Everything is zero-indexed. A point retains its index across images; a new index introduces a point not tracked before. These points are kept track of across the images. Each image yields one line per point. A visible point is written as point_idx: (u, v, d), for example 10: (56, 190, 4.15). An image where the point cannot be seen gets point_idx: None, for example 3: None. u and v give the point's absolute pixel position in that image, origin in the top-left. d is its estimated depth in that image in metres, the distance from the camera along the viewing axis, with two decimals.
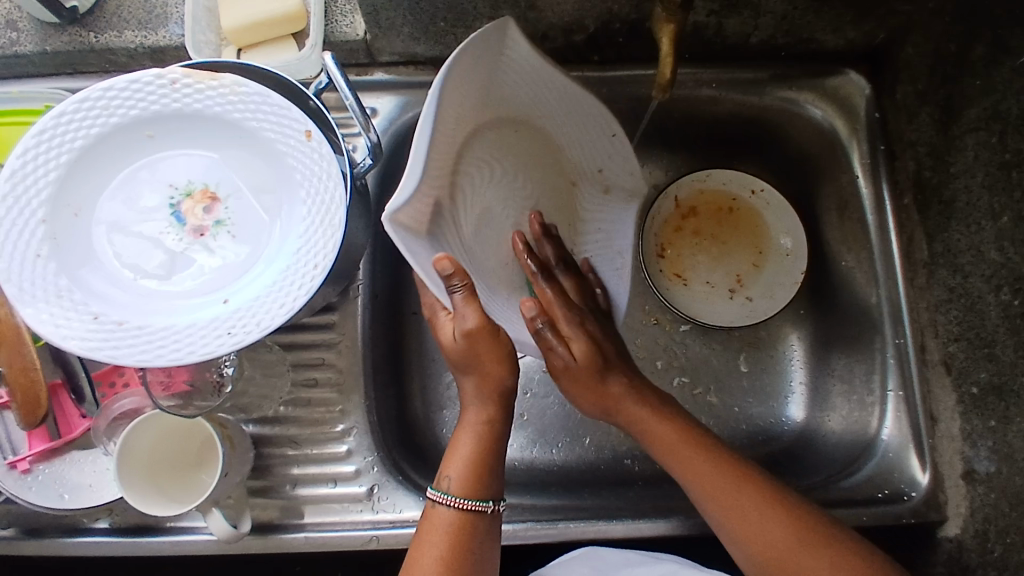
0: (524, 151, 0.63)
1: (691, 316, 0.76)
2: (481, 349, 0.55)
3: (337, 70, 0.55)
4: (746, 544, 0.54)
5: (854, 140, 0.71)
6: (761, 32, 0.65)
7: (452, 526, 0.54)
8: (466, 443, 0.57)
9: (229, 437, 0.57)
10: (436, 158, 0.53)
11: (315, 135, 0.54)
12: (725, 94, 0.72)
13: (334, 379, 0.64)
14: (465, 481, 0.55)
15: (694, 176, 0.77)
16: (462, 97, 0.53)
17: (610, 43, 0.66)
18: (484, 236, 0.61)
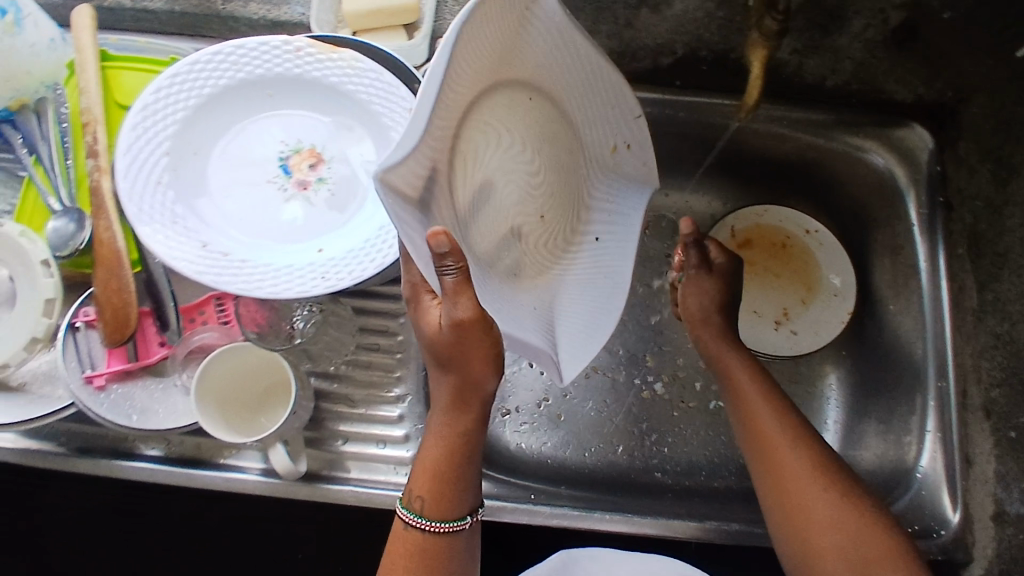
0: (541, 123, 0.59)
1: None
2: (470, 342, 0.53)
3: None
4: (768, 468, 0.62)
5: (913, 189, 0.73)
6: (837, 76, 0.70)
7: (426, 547, 0.57)
8: (437, 455, 0.57)
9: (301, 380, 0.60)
10: (442, 120, 0.50)
11: None
12: (793, 133, 0.75)
13: (395, 347, 0.67)
14: (437, 504, 0.57)
15: (753, 209, 0.81)
16: (478, 55, 0.50)
17: (693, 69, 0.70)
18: (479, 209, 0.57)
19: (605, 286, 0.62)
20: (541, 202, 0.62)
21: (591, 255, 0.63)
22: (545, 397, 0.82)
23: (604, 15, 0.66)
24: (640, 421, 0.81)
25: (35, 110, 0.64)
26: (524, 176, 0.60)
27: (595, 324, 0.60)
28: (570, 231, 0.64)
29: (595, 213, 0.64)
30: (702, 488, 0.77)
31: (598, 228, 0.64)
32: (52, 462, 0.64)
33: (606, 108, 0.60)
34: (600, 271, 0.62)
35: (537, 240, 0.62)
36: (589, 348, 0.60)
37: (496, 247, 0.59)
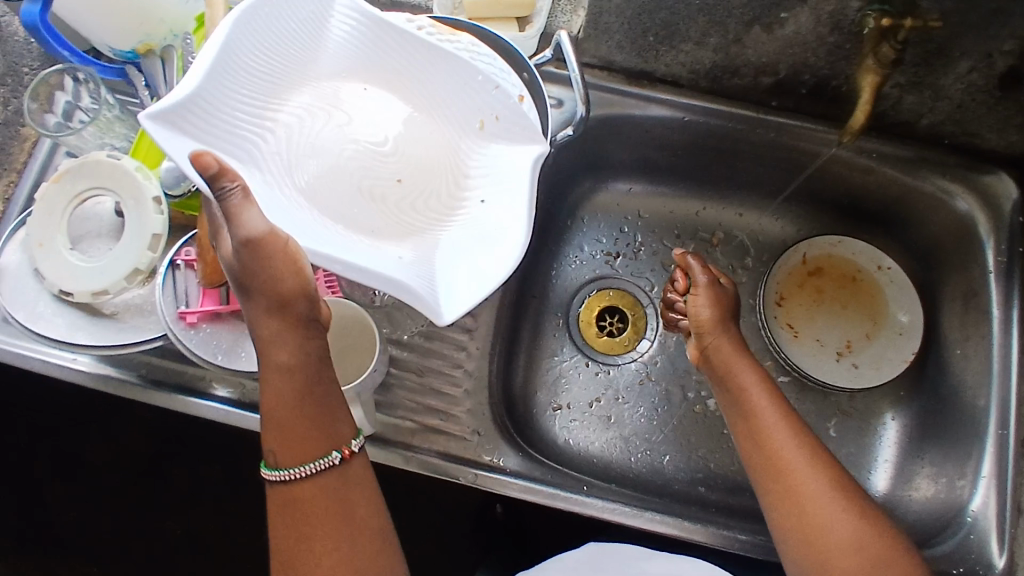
0: (383, 104, 0.54)
1: (797, 368, 0.81)
2: (267, 264, 0.47)
3: (572, 56, 0.62)
4: (783, 488, 0.58)
5: (992, 235, 0.73)
6: (933, 115, 0.71)
7: (294, 495, 0.53)
8: (276, 397, 0.52)
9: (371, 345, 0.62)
10: (245, 81, 0.47)
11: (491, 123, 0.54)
12: (881, 167, 0.76)
13: (468, 324, 0.70)
14: (289, 452, 0.52)
15: (827, 239, 0.83)
16: (268, 23, 0.48)
17: (791, 92, 0.74)
18: (315, 178, 0.51)
19: (497, 237, 0.49)
20: (397, 167, 0.53)
21: (474, 213, 0.52)
22: (597, 398, 0.83)
23: (715, 28, 0.68)
24: (689, 434, 0.81)
25: (161, 56, 0.67)
26: (368, 148, 0.53)
27: (487, 274, 0.48)
28: (449, 196, 0.53)
29: (479, 175, 0.54)
30: (745, 508, 0.77)
31: (482, 190, 0.53)
32: (125, 391, 0.65)
33: (457, 80, 0.53)
34: (495, 221, 0.51)
35: (400, 208, 0.52)
36: (472, 292, 0.47)
37: (341, 208, 0.51)
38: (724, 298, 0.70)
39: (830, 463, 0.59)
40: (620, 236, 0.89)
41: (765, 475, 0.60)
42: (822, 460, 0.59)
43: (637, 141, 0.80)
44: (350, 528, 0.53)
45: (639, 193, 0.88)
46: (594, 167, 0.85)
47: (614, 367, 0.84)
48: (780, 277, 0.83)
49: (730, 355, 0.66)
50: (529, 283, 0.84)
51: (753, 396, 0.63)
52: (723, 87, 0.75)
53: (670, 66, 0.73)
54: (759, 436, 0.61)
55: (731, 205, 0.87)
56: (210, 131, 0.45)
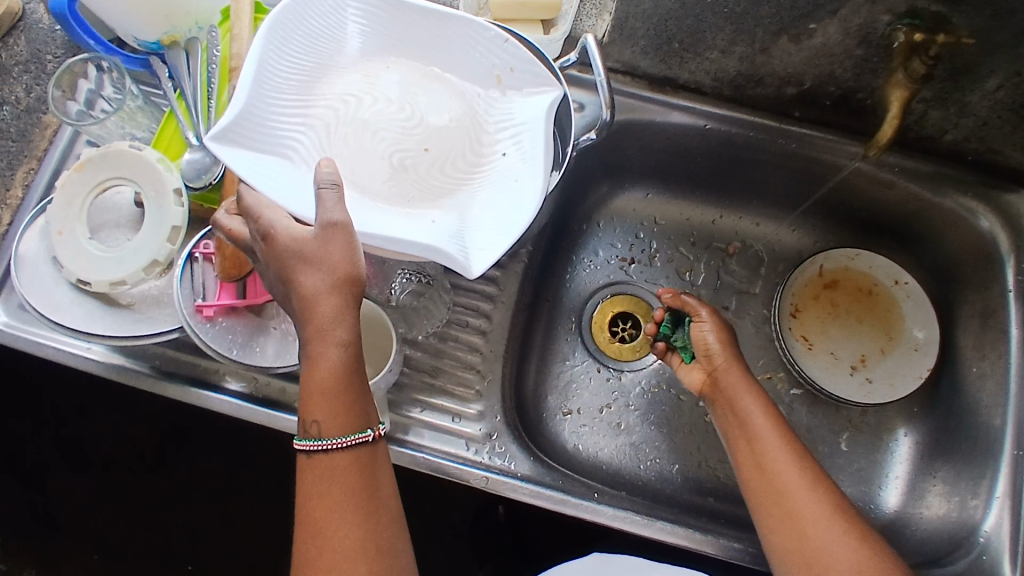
0: (406, 79, 0.59)
1: (810, 380, 0.81)
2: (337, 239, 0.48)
3: (597, 58, 0.62)
4: (787, 522, 0.58)
5: (1014, 254, 0.72)
6: (957, 132, 0.71)
7: (334, 467, 0.51)
8: (328, 372, 0.49)
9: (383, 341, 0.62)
10: (281, 90, 0.55)
11: (505, 79, 0.60)
12: (902, 182, 0.76)
13: (483, 326, 0.70)
14: (333, 421, 0.51)
15: (845, 252, 0.83)
16: (289, 29, 0.55)
17: (816, 103, 0.73)
18: (354, 155, 0.56)
19: (522, 186, 0.56)
20: (422, 138, 0.58)
21: (498, 169, 0.58)
22: (608, 404, 0.83)
23: (742, 37, 0.67)
24: (699, 443, 0.81)
25: (185, 48, 0.67)
26: (395, 123, 0.58)
27: (518, 223, 0.54)
28: (473, 155, 0.59)
29: (503, 133, 0.59)
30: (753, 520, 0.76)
31: (503, 144, 0.59)
32: (136, 382, 0.65)
33: (465, 45, 0.60)
34: (520, 171, 0.57)
35: (430, 174, 0.58)
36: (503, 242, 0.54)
37: (378, 183, 0.56)
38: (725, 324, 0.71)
39: (832, 489, 0.59)
40: (635, 242, 0.89)
41: (765, 499, 0.59)
42: (823, 486, 0.59)
43: (657, 148, 0.80)
44: (368, 513, 0.52)
45: (656, 200, 0.88)
46: (613, 172, 0.85)
47: (625, 373, 0.84)
48: (796, 288, 0.83)
49: (732, 376, 0.66)
50: (543, 287, 0.83)
51: (754, 420, 0.63)
52: (746, 96, 0.74)
53: (694, 74, 0.73)
54: (759, 459, 0.61)
55: (748, 215, 0.86)
56: (261, 139, 0.53)
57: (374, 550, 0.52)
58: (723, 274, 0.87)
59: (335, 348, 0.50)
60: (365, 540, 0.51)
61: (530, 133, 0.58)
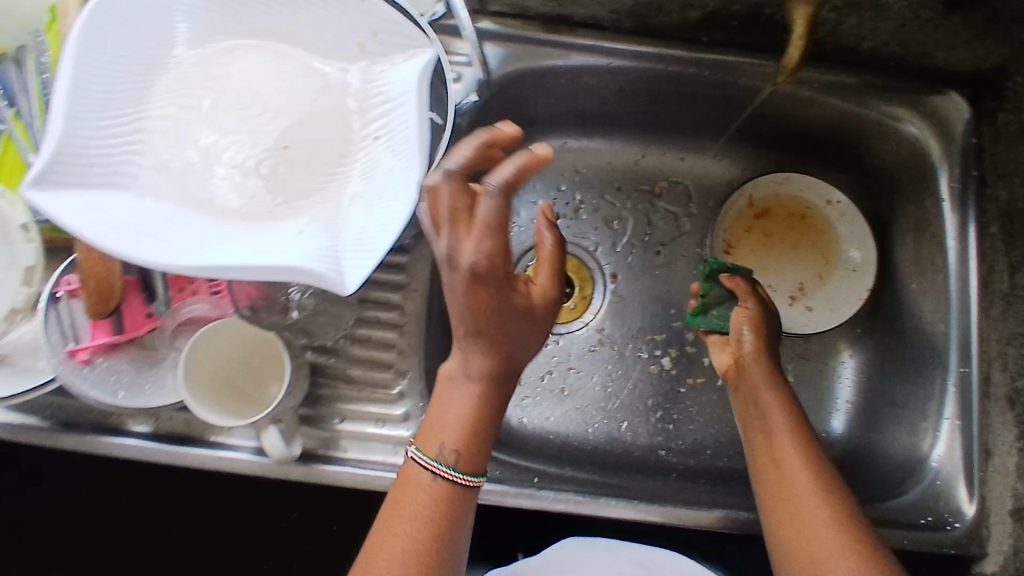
0: (259, 64, 0.54)
1: None
2: (538, 312, 0.51)
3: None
4: (797, 534, 0.53)
5: (945, 161, 0.69)
6: (874, 38, 0.64)
7: (433, 499, 0.49)
8: (478, 407, 0.50)
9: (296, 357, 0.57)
10: (106, 106, 0.49)
11: (369, 49, 0.55)
12: (823, 97, 0.71)
13: (396, 320, 0.64)
14: (467, 453, 0.50)
15: (773, 177, 0.79)
16: (107, 36, 0.49)
17: (723, 25, 0.65)
18: (202, 166, 0.51)
19: (400, 174, 0.52)
20: (280, 133, 0.53)
21: (370, 157, 0.53)
22: (550, 370, 0.79)
23: None
24: (646, 397, 0.79)
25: (14, 58, 0.59)
26: (246, 121, 0.52)
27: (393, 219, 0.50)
28: (340, 144, 0.53)
29: (373, 111, 0.54)
30: (705, 468, 0.76)
31: (375, 127, 0.54)
32: (30, 437, 0.60)
33: (319, 15, 0.54)
34: (395, 156, 0.53)
35: (292, 173, 0.52)
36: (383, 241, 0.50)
37: (232, 194, 0.51)
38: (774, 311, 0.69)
39: (844, 498, 0.54)
40: (558, 195, 0.83)
41: (772, 498, 0.56)
42: (838, 494, 0.54)
43: (563, 92, 0.74)
44: (442, 546, 0.48)
45: (572, 148, 0.82)
46: (524, 124, 0.78)
47: (563, 335, 0.81)
48: (730, 223, 0.80)
49: (753, 370, 0.63)
50: None
51: (773, 420, 0.59)
52: (649, 27, 0.67)
53: (588, 7, 0.66)
54: (773, 458, 0.57)
55: (672, 149, 0.81)
56: (87, 168, 0.47)
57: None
58: (652, 217, 0.82)
59: (484, 390, 0.50)
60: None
61: (403, 109, 0.54)
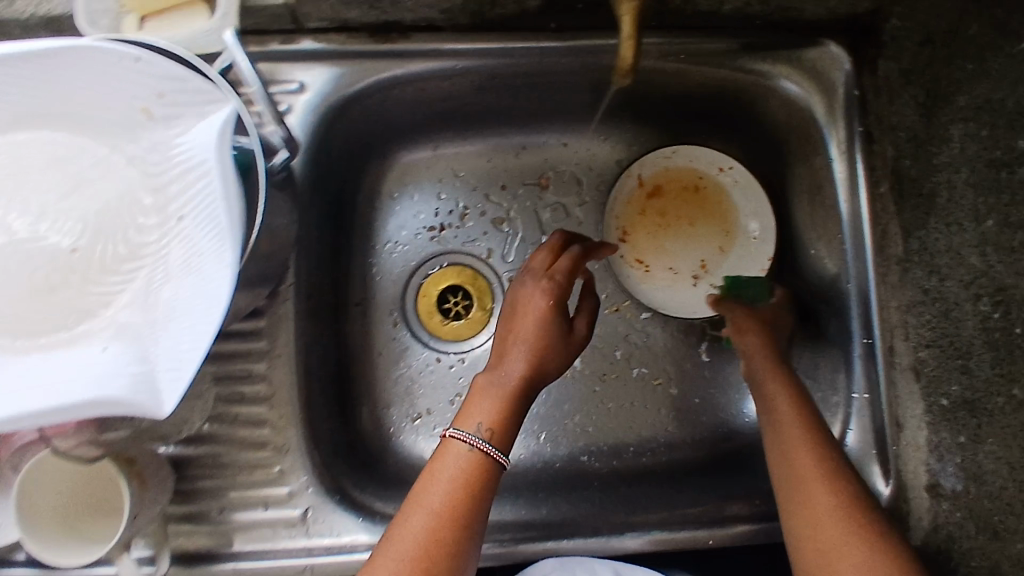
0: (27, 154, 0.47)
1: (655, 308, 0.74)
2: (575, 342, 0.62)
3: (242, 51, 0.49)
4: (794, 487, 0.56)
5: (831, 119, 0.64)
6: (735, 1, 0.57)
7: (463, 471, 0.53)
8: (518, 391, 0.57)
9: (139, 476, 0.53)
10: None
11: (156, 112, 0.49)
12: (693, 66, 0.65)
13: (264, 393, 0.60)
14: (500, 430, 0.55)
15: (659, 153, 0.74)
16: None
17: (567, 9, 0.58)
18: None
19: (207, 265, 0.46)
20: (67, 233, 0.46)
21: (172, 241, 0.47)
22: (458, 393, 0.75)
23: None
24: (563, 403, 0.76)
25: None
26: (18, 224, 0.45)
27: (202, 320, 0.45)
28: (140, 231, 0.48)
29: (173, 187, 0.48)
30: (631, 467, 0.74)
31: (177, 204, 0.48)
32: None
33: (86, 82, 0.47)
34: (200, 244, 0.47)
35: (89, 280, 0.46)
36: (192, 354, 0.45)
37: (19, 316, 0.45)
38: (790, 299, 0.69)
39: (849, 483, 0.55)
40: (440, 204, 0.77)
41: (786, 485, 0.56)
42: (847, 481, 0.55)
43: (413, 100, 0.67)
44: (471, 522, 0.51)
45: (447, 150, 0.76)
46: (380, 138, 0.71)
47: (468, 354, 0.76)
48: (624, 206, 0.75)
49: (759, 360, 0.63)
50: (346, 292, 0.72)
51: (777, 406, 0.60)
52: (491, 22, 0.60)
53: (416, 11, 0.58)
54: (783, 447, 0.58)
55: (552, 136, 0.75)
56: None
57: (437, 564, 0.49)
58: (542, 213, 0.77)
59: (525, 382, 0.57)
60: (442, 546, 0.49)
61: (203, 181, 0.47)
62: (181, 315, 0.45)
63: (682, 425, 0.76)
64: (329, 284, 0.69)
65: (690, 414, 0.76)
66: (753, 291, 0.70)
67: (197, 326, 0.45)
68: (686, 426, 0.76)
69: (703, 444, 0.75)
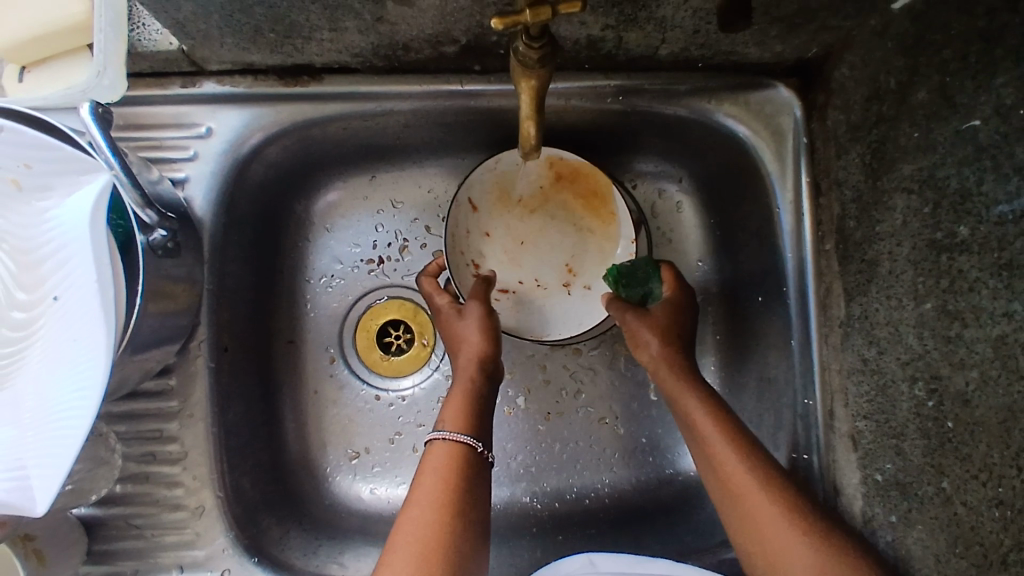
0: None
1: (539, 336, 0.69)
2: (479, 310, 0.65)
3: (97, 127, 0.45)
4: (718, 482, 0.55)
5: (778, 165, 0.60)
6: (670, 45, 0.54)
7: (447, 462, 0.54)
8: (461, 393, 0.60)
9: (38, 553, 0.52)
10: None
11: (25, 182, 0.47)
12: (632, 104, 0.61)
13: (175, 453, 0.58)
14: (457, 422, 0.57)
15: (484, 169, 0.66)
16: None
17: (489, 54, 0.56)
18: None
19: (84, 349, 0.43)
20: None
21: (50, 321, 0.45)
22: (398, 431, 0.71)
23: (342, 12, 0.50)
24: (504, 442, 0.73)
25: None
26: None
27: (72, 410, 0.43)
28: (22, 310, 0.47)
29: (46, 265, 0.46)
30: (573, 511, 0.71)
31: (54, 283, 0.46)
32: None
33: None
34: (73, 327, 0.44)
35: None
36: (62, 451, 0.43)
37: None
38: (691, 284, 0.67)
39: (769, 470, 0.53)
40: (378, 236, 0.73)
41: (720, 495, 0.55)
42: (778, 484, 0.52)
43: (335, 138, 0.64)
44: (465, 512, 0.51)
45: (385, 179, 0.72)
46: (306, 174, 0.68)
47: (408, 393, 0.72)
48: (469, 237, 0.68)
49: (668, 369, 0.62)
50: (275, 330, 0.70)
51: (697, 417, 0.58)
52: (404, 63, 0.57)
53: (325, 55, 0.55)
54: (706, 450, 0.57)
55: None
56: None
57: (446, 548, 0.48)
58: None
59: (461, 384, 0.61)
60: (449, 532, 0.49)
61: (75, 262, 0.44)
62: (53, 408, 0.44)
63: (629, 465, 0.72)
64: (256, 327, 0.67)
65: (636, 455, 0.73)
66: (642, 277, 0.67)
67: (67, 420, 0.43)
68: (633, 466, 0.73)
69: (652, 488, 0.72)
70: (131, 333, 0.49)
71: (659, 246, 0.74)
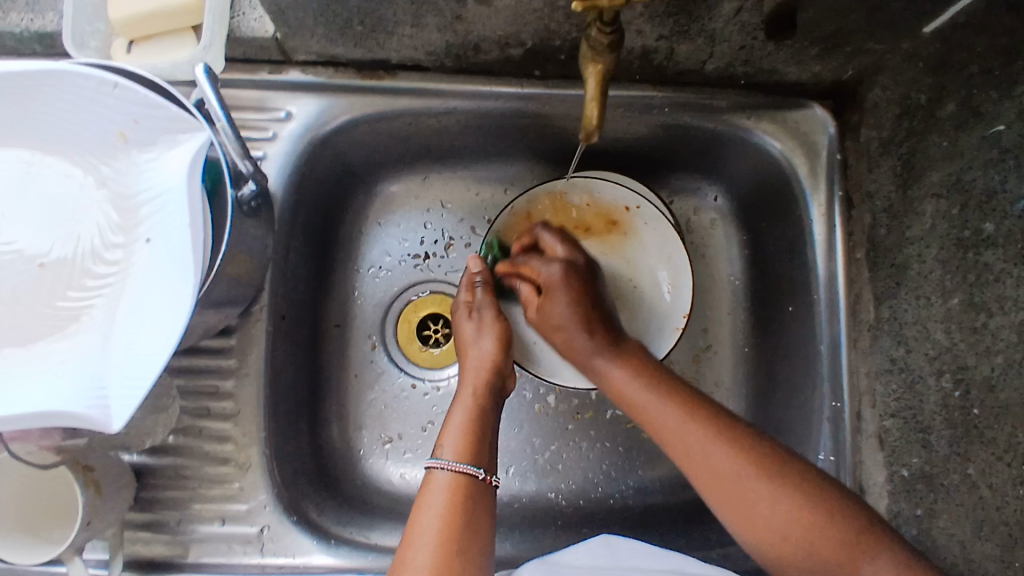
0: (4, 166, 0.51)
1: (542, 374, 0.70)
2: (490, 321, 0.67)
3: (210, 85, 0.50)
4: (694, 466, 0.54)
5: (812, 179, 0.64)
6: (717, 60, 0.59)
7: (445, 494, 0.54)
8: (462, 415, 0.60)
9: (96, 484, 0.55)
10: None
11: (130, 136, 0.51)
12: (676, 118, 0.66)
13: (229, 410, 0.61)
14: (460, 450, 0.57)
15: (548, 187, 0.70)
16: None
17: (551, 59, 0.61)
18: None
19: (173, 286, 0.47)
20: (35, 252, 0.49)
21: (139, 259, 0.49)
22: (431, 419, 0.74)
23: (426, 9, 0.55)
24: (533, 438, 0.75)
25: None
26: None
27: (155, 337, 0.47)
28: (110, 251, 0.50)
29: (139, 211, 0.50)
30: (597, 509, 0.73)
31: (148, 227, 0.50)
32: None
33: (67, 105, 0.50)
34: (163, 265, 0.48)
35: (53, 296, 0.49)
36: (143, 376, 0.46)
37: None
38: (575, 260, 0.67)
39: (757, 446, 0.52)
40: (426, 233, 0.77)
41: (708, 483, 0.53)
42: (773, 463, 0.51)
43: (399, 133, 0.69)
44: (470, 541, 0.51)
45: (437, 180, 0.77)
46: (367, 166, 0.73)
47: (443, 383, 0.75)
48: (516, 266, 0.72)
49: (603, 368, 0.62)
50: (325, 312, 0.73)
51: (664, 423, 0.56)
52: (473, 64, 0.63)
53: (402, 52, 0.61)
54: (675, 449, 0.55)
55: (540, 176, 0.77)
56: None
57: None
58: None
59: (465, 405, 0.61)
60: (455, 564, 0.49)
61: (172, 207, 0.49)
62: (138, 334, 0.47)
63: (655, 468, 0.74)
64: (309, 306, 0.71)
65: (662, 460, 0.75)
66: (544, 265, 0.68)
67: (150, 346, 0.47)
68: (658, 469, 0.74)
69: (676, 492, 0.73)
70: (210, 282, 0.53)
71: (693, 260, 0.77)
